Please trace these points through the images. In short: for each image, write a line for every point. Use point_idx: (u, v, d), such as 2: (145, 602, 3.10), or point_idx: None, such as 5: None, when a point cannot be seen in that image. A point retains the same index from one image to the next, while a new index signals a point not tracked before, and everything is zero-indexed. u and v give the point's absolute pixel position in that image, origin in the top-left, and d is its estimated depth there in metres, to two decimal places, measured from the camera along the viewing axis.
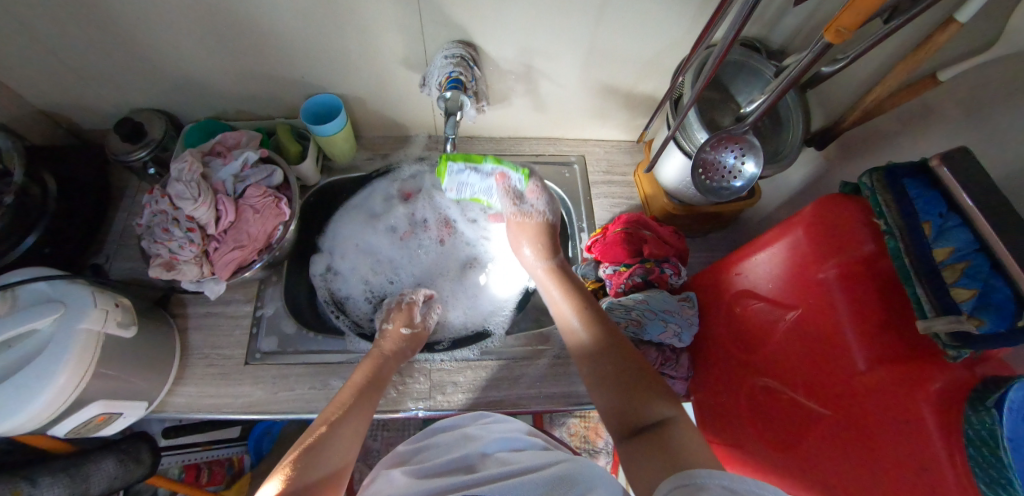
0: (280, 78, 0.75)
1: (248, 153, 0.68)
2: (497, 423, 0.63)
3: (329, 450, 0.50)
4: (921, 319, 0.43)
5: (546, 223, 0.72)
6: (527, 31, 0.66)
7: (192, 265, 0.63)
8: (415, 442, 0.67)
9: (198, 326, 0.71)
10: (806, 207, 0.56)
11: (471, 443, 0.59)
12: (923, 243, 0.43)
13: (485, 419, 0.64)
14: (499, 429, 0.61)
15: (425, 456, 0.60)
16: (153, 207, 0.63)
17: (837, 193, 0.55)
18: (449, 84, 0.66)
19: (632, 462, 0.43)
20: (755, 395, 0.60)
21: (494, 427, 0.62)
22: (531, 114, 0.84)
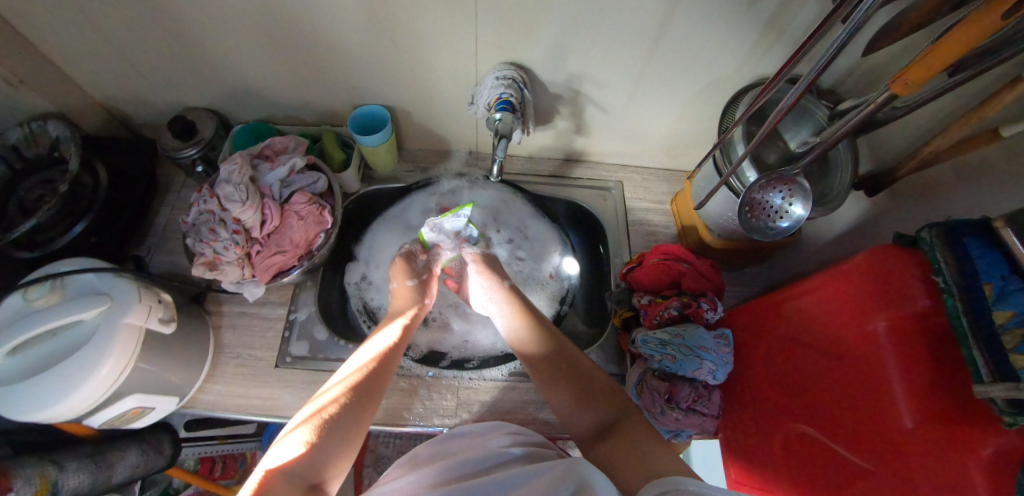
0: (332, 87, 0.76)
1: (296, 158, 0.70)
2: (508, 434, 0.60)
3: (338, 426, 0.48)
4: (976, 382, 0.42)
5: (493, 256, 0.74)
6: (578, 58, 0.67)
7: (234, 266, 0.65)
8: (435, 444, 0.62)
9: (231, 325, 0.72)
10: (859, 255, 0.55)
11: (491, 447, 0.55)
12: (983, 305, 0.43)
13: (504, 430, 0.61)
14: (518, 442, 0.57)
15: (444, 455, 0.58)
16: (200, 206, 0.64)
17: (893, 242, 0.54)
18: (500, 105, 0.67)
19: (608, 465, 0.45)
20: (792, 440, 0.59)
21: (515, 439, 0.58)
22: (571, 138, 0.84)
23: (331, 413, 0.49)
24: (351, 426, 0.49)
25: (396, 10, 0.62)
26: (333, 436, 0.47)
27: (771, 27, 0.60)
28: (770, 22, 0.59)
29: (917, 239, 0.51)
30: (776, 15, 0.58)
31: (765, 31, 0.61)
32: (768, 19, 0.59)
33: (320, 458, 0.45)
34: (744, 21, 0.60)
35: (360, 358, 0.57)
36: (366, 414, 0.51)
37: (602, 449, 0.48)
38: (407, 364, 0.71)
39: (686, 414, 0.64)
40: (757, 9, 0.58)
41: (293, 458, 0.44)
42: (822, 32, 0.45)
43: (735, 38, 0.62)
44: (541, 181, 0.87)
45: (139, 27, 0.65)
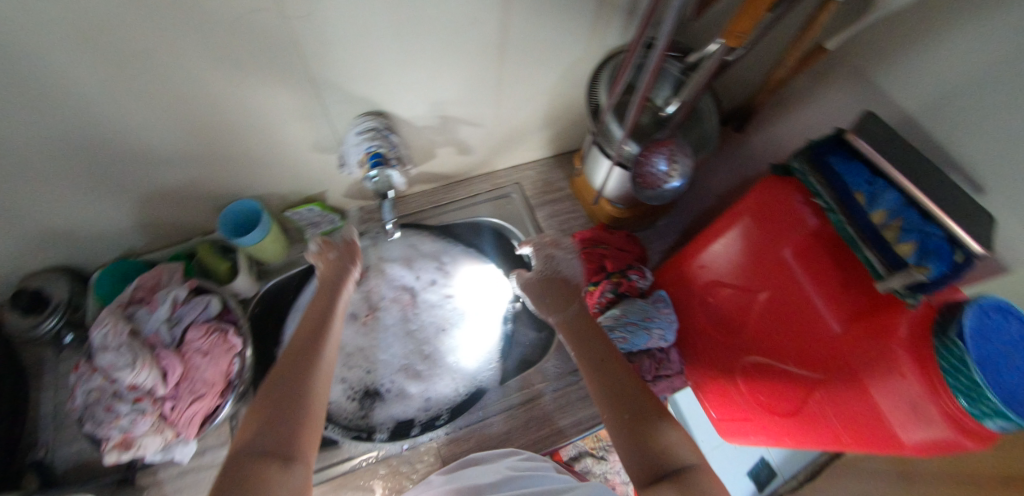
0: (186, 196, 0.68)
1: (176, 290, 0.63)
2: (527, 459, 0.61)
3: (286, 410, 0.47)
4: (877, 279, 0.46)
5: (554, 279, 0.67)
6: (435, 85, 0.65)
7: (152, 435, 0.57)
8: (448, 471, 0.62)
9: (178, 488, 0.65)
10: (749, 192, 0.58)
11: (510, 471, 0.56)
12: (861, 210, 0.47)
13: (517, 456, 0.62)
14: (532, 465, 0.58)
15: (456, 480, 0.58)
16: (85, 386, 0.57)
17: (770, 174, 0.57)
18: (372, 161, 0.64)
19: None
20: (748, 372, 0.61)
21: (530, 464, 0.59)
22: (456, 159, 0.81)
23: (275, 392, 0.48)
24: (300, 392, 0.49)
25: (221, 97, 0.55)
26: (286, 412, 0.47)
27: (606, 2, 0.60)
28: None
29: (789, 168, 0.54)
30: None
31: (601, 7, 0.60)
32: None
33: (274, 434, 0.45)
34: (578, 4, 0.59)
35: (296, 343, 0.56)
36: (307, 388, 0.50)
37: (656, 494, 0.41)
38: (379, 447, 0.67)
39: (655, 383, 0.68)
40: None
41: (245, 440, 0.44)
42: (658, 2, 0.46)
43: (576, 21, 0.61)
44: (443, 210, 0.85)
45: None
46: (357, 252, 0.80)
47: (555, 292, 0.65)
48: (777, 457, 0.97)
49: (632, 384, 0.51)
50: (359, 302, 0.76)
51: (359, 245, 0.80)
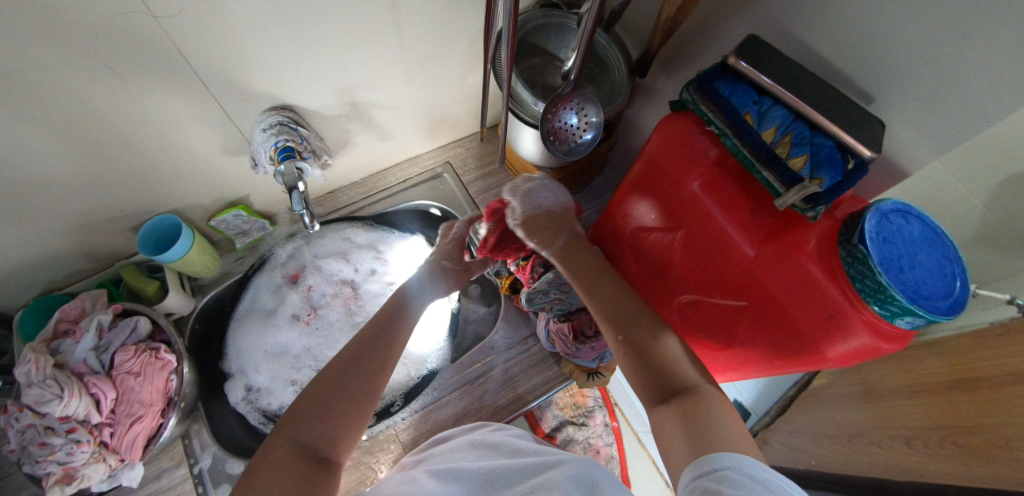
0: (95, 223, 0.65)
1: (99, 316, 0.60)
2: (496, 430, 0.61)
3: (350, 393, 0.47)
4: (777, 198, 0.48)
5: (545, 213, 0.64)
6: (338, 71, 0.63)
7: (94, 464, 0.55)
8: (420, 451, 0.62)
9: None
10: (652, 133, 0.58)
11: (483, 440, 0.57)
12: (753, 131, 0.48)
13: (487, 427, 0.62)
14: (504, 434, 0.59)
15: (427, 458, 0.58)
16: (15, 427, 0.54)
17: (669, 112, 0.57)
18: (281, 155, 0.63)
19: (661, 431, 0.43)
20: (682, 312, 0.63)
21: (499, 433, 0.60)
22: (379, 145, 0.80)
23: (338, 378, 0.48)
24: (366, 381, 0.49)
25: (108, 110, 0.52)
26: (340, 403, 0.46)
27: None
28: None
29: (682, 103, 0.54)
30: None
31: None
32: None
33: (327, 427, 0.45)
34: None
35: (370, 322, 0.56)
36: (377, 361, 0.51)
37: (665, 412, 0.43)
38: None
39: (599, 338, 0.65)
40: None
41: (302, 425, 0.44)
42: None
43: None
44: (375, 200, 0.84)
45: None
46: (291, 254, 0.80)
47: (541, 230, 0.62)
48: (748, 397, 0.96)
49: (636, 313, 0.52)
50: (298, 303, 0.77)
51: (291, 247, 0.80)
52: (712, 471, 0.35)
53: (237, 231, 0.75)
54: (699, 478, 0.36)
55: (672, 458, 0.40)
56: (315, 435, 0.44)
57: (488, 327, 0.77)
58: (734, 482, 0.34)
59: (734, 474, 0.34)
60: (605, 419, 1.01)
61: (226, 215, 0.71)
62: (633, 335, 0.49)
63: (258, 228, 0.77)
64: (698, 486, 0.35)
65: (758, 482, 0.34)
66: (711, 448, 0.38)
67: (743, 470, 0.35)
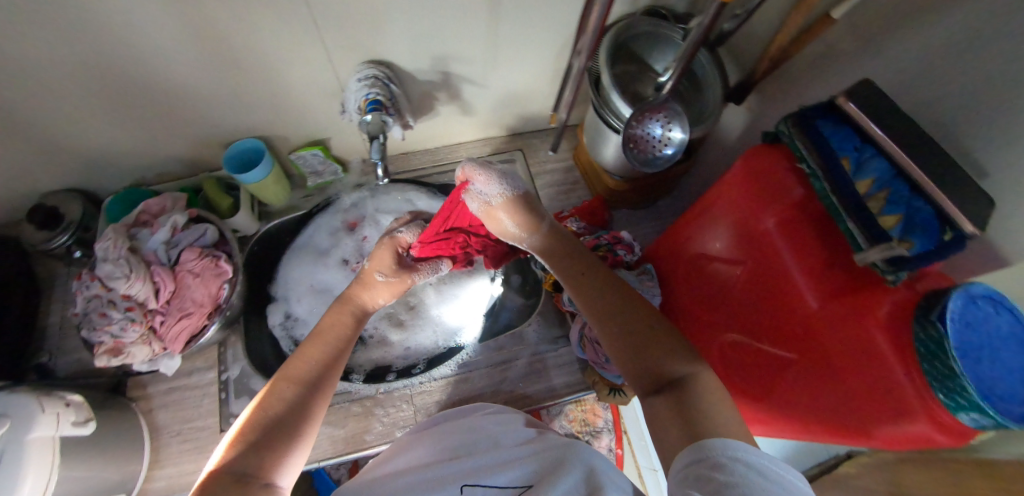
0: (197, 133, 0.71)
1: (176, 216, 0.65)
2: (490, 415, 0.60)
3: (284, 421, 0.41)
4: (857, 252, 0.44)
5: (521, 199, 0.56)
6: (438, 39, 0.66)
7: (140, 345, 0.60)
8: (421, 429, 0.60)
9: (164, 403, 0.69)
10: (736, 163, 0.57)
11: (480, 429, 0.56)
12: (847, 178, 0.45)
13: (485, 409, 0.61)
14: (497, 417, 0.59)
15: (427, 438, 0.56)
16: (85, 293, 0.59)
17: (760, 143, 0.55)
18: (369, 107, 0.65)
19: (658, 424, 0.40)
20: (725, 351, 0.60)
21: (494, 417, 0.59)
22: (459, 120, 0.82)
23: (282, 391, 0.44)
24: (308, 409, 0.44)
25: (226, 32, 0.57)
26: (278, 425, 0.41)
27: None
28: None
29: (776, 134, 0.53)
30: None
31: None
32: None
33: (266, 449, 0.39)
34: None
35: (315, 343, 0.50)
36: (321, 384, 0.46)
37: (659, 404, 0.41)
38: (355, 388, 0.69)
39: None
40: None
41: (233, 456, 0.38)
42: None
43: None
44: (444, 170, 0.86)
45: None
46: (356, 204, 0.82)
47: (524, 219, 0.56)
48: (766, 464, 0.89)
49: (626, 301, 0.48)
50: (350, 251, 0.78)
51: (360, 198, 0.82)
52: (706, 459, 0.34)
53: (312, 168, 0.79)
54: (693, 464, 0.34)
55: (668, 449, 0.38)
56: (245, 463, 0.37)
57: (521, 319, 0.75)
58: (729, 469, 0.32)
59: (728, 461, 0.33)
60: (610, 443, 0.98)
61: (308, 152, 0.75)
62: (625, 326, 0.46)
63: (330, 172, 0.81)
64: (690, 474, 0.34)
65: (758, 470, 0.32)
66: (706, 434, 0.36)
67: (738, 456, 0.33)
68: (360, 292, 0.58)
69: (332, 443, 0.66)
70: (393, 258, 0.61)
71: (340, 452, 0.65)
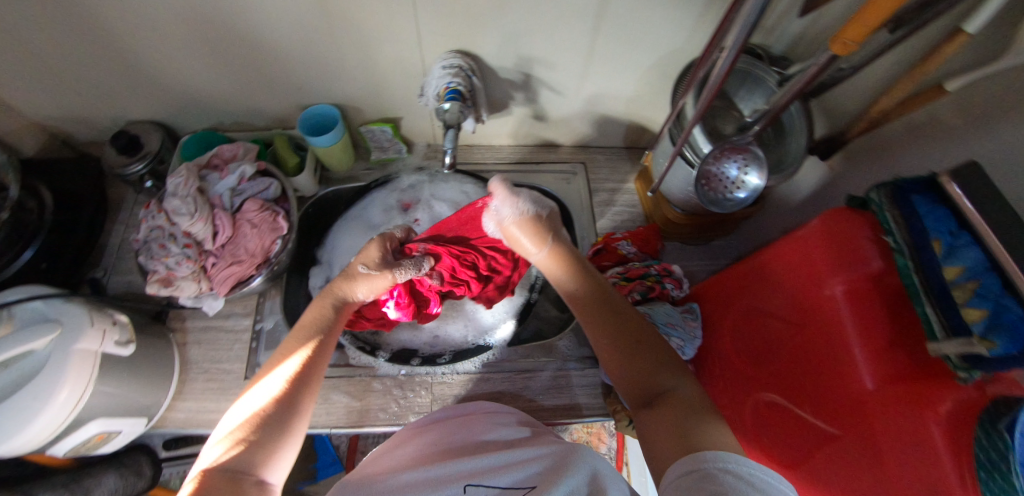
0: (279, 91, 0.74)
1: (246, 166, 0.67)
2: (491, 414, 0.60)
3: (274, 420, 0.44)
4: (930, 340, 0.41)
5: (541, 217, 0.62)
6: (527, 40, 0.66)
7: (190, 281, 0.61)
8: (422, 422, 0.61)
9: (197, 340, 0.71)
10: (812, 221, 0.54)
11: (479, 429, 0.56)
12: (932, 262, 0.41)
13: (486, 409, 0.62)
14: (500, 418, 0.59)
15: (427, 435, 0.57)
16: (150, 223, 0.62)
17: (843, 206, 0.53)
18: (449, 95, 0.65)
19: (647, 435, 0.44)
20: (763, 410, 0.58)
21: (496, 417, 0.60)
22: (530, 123, 0.83)
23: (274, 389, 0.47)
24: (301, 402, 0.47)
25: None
26: (270, 423, 0.44)
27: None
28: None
29: (865, 200, 0.49)
30: None
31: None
32: None
33: (262, 445, 0.43)
34: None
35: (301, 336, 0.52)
36: (312, 376, 0.49)
37: (648, 419, 0.45)
38: (380, 365, 0.70)
39: None
40: None
41: (233, 456, 0.41)
42: (732, 15, 0.46)
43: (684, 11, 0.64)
44: (503, 168, 0.86)
45: (72, 49, 0.64)
46: (410, 185, 0.83)
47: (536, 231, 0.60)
48: None
49: (623, 320, 0.53)
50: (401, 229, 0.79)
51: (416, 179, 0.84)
52: (699, 470, 0.37)
53: (380, 143, 0.81)
54: (687, 474, 0.37)
55: (657, 457, 0.42)
56: (239, 460, 0.41)
57: (552, 331, 0.77)
58: (722, 481, 0.36)
59: (719, 472, 0.37)
60: None
61: (377, 126, 0.78)
62: (621, 343, 0.51)
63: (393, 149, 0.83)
64: (683, 483, 0.37)
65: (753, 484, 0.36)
66: (698, 447, 0.40)
67: (727, 468, 0.37)
68: (342, 284, 0.58)
69: (347, 413, 0.66)
70: (380, 252, 0.61)
71: (354, 424, 0.66)
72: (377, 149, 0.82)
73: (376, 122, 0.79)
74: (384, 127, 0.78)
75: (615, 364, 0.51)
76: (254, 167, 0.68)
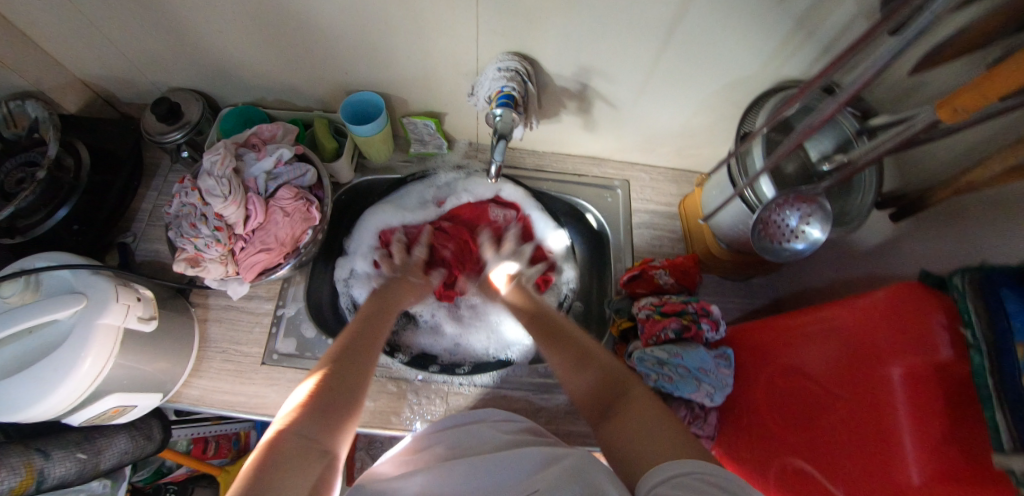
0: (325, 74, 0.72)
1: (284, 149, 0.65)
2: (500, 423, 0.59)
3: (341, 391, 0.46)
4: (996, 450, 0.36)
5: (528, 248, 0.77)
6: (590, 49, 0.63)
7: (217, 264, 0.61)
8: (438, 428, 0.59)
9: (218, 318, 0.71)
10: (881, 290, 0.50)
11: (485, 440, 0.55)
12: (1015, 367, 0.36)
13: (496, 417, 0.61)
14: (508, 430, 0.57)
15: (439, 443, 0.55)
16: (183, 199, 0.60)
17: (917, 281, 0.48)
18: (501, 100, 0.62)
19: (619, 443, 0.44)
20: (790, 475, 0.54)
21: (505, 426, 0.58)
22: (579, 134, 0.80)
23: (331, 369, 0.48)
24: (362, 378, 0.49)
25: None
26: (336, 393, 0.45)
27: (800, 26, 0.58)
28: (800, 21, 0.57)
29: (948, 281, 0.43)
30: (807, 12, 0.56)
31: (793, 30, 0.59)
32: (797, 18, 0.57)
33: (324, 421, 0.43)
34: (772, 19, 0.58)
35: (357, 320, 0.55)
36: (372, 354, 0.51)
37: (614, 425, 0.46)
38: (396, 367, 0.69)
39: None
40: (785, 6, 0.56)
41: (295, 420, 0.42)
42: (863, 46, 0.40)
43: (761, 38, 0.61)
44: (543, 176, 0.84)
45: (123, 11, 0.62)
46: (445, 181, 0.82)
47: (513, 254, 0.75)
48: None
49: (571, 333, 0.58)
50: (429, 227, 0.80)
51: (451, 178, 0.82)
52: (673, 477, 0.36)
53: (422, 138, 0.79)
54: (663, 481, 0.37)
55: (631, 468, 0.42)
56: (305, 425, 0.42)
57: None
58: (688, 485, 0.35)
59: (684, 477, 0.36)
60: None
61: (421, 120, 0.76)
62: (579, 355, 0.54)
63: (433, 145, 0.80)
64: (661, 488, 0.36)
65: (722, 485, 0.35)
66: (671, 452, 0.39)
67: (697, 474, 0.36)
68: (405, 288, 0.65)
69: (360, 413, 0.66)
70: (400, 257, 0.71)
71: (366, 424, 0.65)
72: (418, 143, 0.80)
73: (420, 116, 0.76)
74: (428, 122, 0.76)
75: (573, 377, 0.53)
76: (288, 149, 0.66)
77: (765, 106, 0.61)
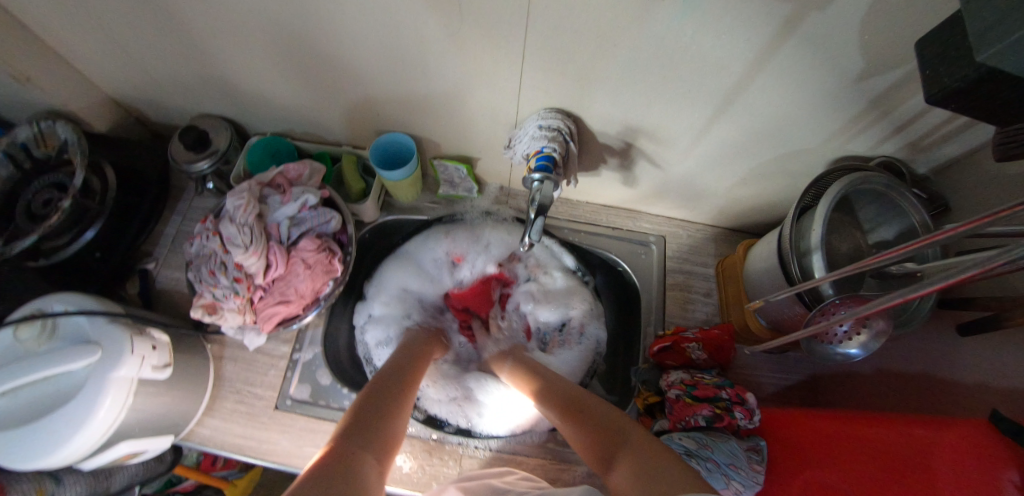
0: (359, 114, 0.70)
1: (309, 194, 0.62)
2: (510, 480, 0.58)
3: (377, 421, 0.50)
4: None
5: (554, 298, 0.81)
6: (640, 112, 0.60)
7: (234, 313, 0.59)
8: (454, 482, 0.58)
9: (234, 357, 0.71)
10: (951, 428, 0.48)
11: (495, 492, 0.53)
12: None
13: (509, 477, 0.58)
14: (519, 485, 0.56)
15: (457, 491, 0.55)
16: (203, 242, 0.59)
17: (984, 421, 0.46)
18: (541, 161, 0.58)
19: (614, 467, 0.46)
20: None
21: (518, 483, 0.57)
22: (617, 187, 0.78)
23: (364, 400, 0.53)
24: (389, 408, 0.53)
25: (428, 41, 0.53)
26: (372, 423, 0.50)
27: (875, 106, 0.53)
28: (876, 101, 0.53)
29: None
30: (885, 94, 0.51)
31: (866, 110, 0.54)
32: (872, 99, 0.52)
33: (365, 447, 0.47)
34: (844, 97, 0.53)
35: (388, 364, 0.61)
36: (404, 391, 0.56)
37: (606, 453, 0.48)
38: (411, 424, 0.67)
39: None
40: (862, 86, 0.51)
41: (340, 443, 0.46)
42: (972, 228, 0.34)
43: (826, 117, 0.57)
44: (576, 226, 0.82)
45: (159, 43, 0.61)
46: (462, 236, 0.79)
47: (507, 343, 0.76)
48: None
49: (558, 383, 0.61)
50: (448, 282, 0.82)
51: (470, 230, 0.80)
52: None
53: (453, 182, 0.77)
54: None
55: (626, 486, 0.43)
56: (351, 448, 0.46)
57: None
58: None
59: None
60: None
61: (452, 164, 0.74)
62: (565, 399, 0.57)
63: (463, 189, 0.79)
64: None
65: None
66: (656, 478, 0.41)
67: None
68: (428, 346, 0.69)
69: None
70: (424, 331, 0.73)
71: None
72: (450, 188, 0.78)
73: (452, 161, 0.74)
74: (460, 168, 0.74)
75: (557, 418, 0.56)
76: (316, 192, 0.63)
77: (846, 179, 0.54)
